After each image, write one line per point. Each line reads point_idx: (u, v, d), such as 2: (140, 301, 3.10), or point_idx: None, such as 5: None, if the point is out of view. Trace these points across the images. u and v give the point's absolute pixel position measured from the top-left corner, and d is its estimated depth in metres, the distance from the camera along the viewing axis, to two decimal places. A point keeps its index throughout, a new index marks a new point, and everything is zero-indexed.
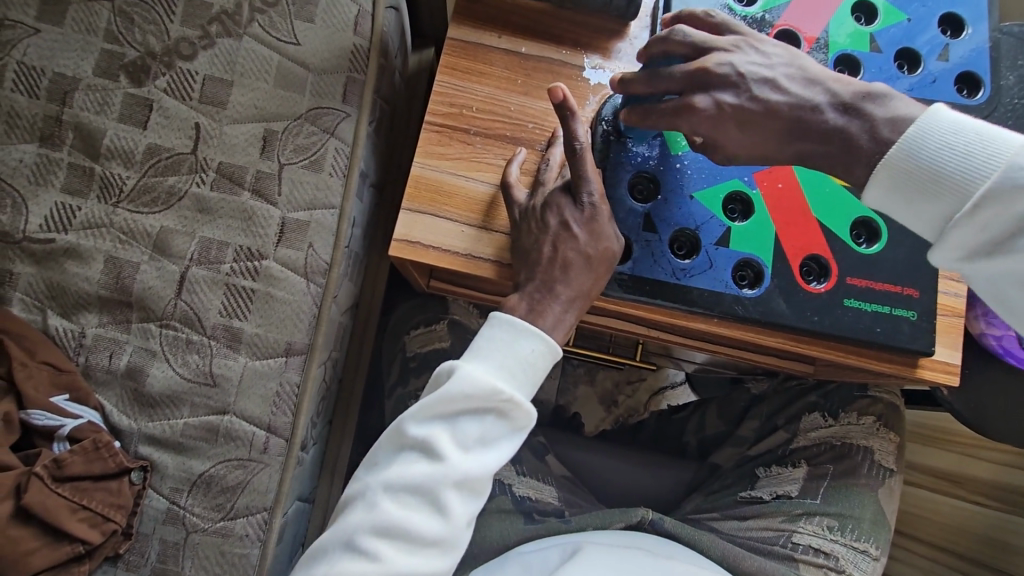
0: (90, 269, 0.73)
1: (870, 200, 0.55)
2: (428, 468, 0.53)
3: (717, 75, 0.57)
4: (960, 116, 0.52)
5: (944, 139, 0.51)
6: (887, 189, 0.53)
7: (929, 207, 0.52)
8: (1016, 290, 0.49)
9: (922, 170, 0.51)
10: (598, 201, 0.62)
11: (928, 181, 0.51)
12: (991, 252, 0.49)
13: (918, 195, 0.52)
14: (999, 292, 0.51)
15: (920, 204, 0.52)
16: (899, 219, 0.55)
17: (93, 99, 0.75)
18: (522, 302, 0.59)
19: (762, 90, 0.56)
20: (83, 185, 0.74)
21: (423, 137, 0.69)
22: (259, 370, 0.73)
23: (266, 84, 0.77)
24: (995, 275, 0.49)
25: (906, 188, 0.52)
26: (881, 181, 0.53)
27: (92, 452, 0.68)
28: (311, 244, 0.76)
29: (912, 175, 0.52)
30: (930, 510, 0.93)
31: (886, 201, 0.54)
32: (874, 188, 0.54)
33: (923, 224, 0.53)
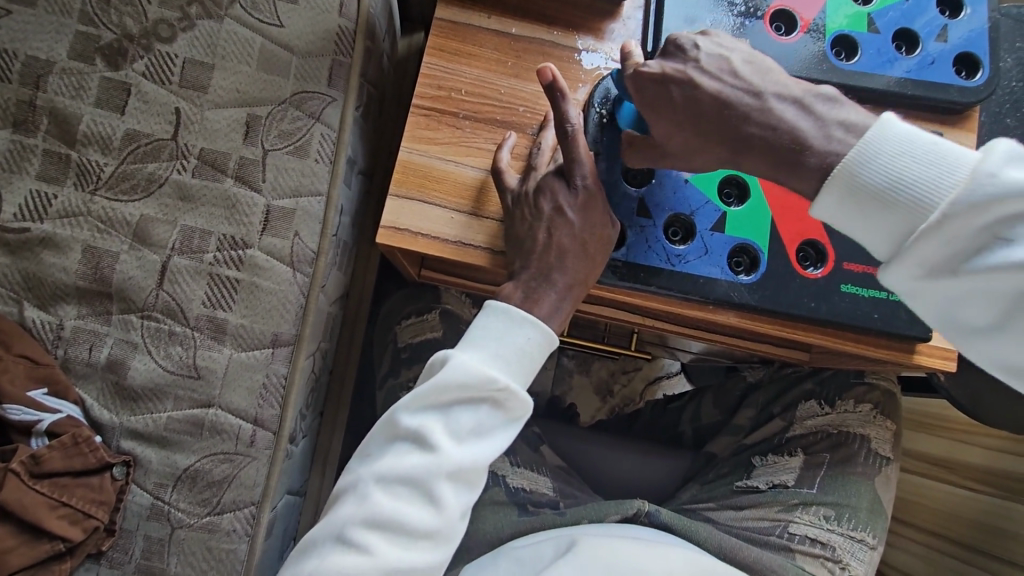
0: (68, 259, 0.70)
1: (824, 211, 0.52)
2: (422, 459, 0.52)
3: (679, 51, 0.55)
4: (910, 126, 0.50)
5: (897, 149, 0.49)
6: (841, 202, 0.51)
7: (883, 222, 0.49)
8: (972, 308, 0.47)
9: (876, 184, 0.49)
10: (592, 184, 0.60)
11: (882, 194, 0.49)
12: (947, 269, 0.46)
13: (873, 209, 0.49)
14: (952, 312, 0.49)
15: (873, 216, 0.49)
16: (851, 233, 0.52)
17: (68, 83, 0.72)
18: (517, 290, 0.57)
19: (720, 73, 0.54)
20: (59, 172, 0.71)
21: (412, 121, 0.67)
22: (245, 362, 0.72)
23: (248, 67, 0.74)
24: (949, 294, 0.47)
25: (859, 201, 0.50)
26: (834, 192, 0.51)
27: (71, 447, 0.66)
28: (296, 233, 0.74)
29: (866, 188, 0.49)
30: (925, 497, 0.93)
31: (836, 215, 0.52)
32: (831, 197, 0.51)
33: (875, 238, 0.50)
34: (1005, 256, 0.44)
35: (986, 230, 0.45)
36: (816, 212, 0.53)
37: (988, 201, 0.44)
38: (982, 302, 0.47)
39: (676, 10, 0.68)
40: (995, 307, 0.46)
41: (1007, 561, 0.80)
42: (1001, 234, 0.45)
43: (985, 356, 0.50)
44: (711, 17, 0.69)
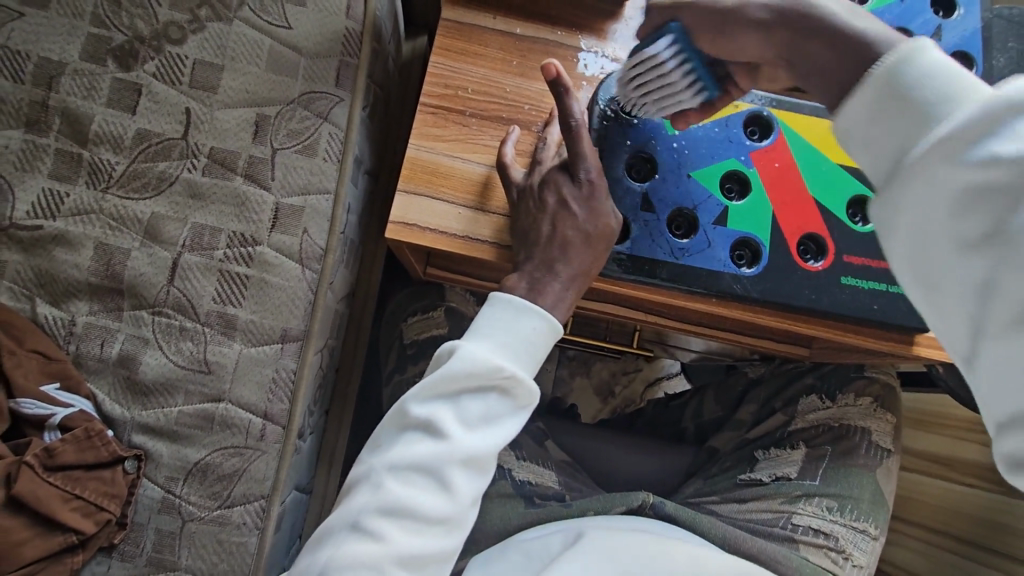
0: (80, 256, 0.72)
1: (844, 122, 0.48)
2: (432, 446, 0.53)
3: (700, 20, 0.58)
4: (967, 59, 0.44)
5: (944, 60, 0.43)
6: (864, 103, 0.46)
7: (896, 126, 0.44)
8: (962, 220, 0.39)
9: (906, 82, 0.43)
10: (597, 177, 0.61)
11: (904, 95, 0.43)
12: (942, 165, 0.40)
13: (891, 111, 0.44)
14: (936, 229, 0.41)
15: (888, 121, 0.44)
16: (861, 149, 0.47)
17: (80, 84, 0.73)
18: (523, 281, 0.59)
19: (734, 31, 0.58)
20: (71, 170, 0.72)
21: (419, 119, 0.68)
22: (255, 357, 0.73)
23: (257, 68, 0.76)
24: (938, 200, 0.40)
25: (879, 103, 0.45)
26: (864, 92, 0.46)
27: (84, 441, 0.67)
28: (305, 230, 0.75)
29: (895, 87, 0.44)
30: (929, 496, 0.93)
31: (858, 120, 0.46)
32: (853, 103, 0.47)
33: (882, 150, 0.45)
34: (999, 152, 0.37)
35: (990, 129, 0.38)
36: (839, 123, 0.48)
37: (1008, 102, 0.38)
38: (977, 211, 0.38)
39: None
40: (988, 219, 0.38)
41: (1013, 557, 0.80)
42: (1003, 132, 0.38)
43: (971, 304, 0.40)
44: None
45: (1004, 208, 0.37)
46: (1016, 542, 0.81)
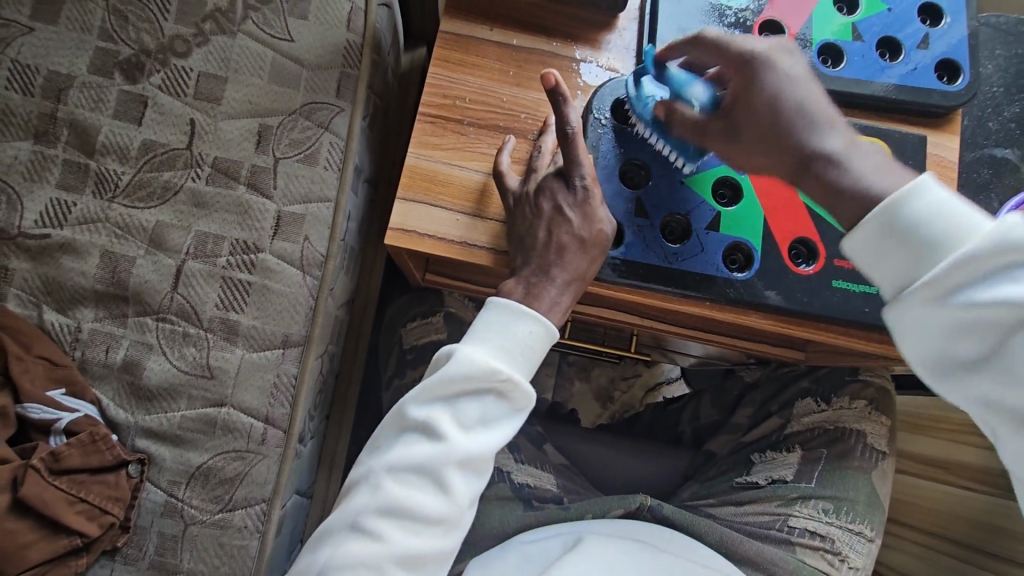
0: (86, 264, 0.73)
1: (850, 246, 0.53)
2: (430, 448, 0.54)
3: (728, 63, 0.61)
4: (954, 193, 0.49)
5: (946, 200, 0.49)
6: (871, 233, 0.51)
7: (905, 256, 0.49)
8: (963, 346, 0.46)
9: (913, 221, 0.49)
10: (590, 185, 0.63)
11: (911, 233, 0.49)
12: (945, 297, 0.46)
13: (897, 243, 0.50)
14: (941, 350, 0.48)
15: (899, 250, 0.50)
16: (871, 272, 0.53)
17: (87, 96, 0.75)
18: (518, 286, 0.60)
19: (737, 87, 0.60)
20: (79, 180, 0.74)
21: (418, 127, 0.70)
22: (257, 362, 0.74)
23: (260, 80, 0.78)
24: (946, 325, 0.46)
25: (887, 235, 0.50)
26: (869, 225, 0.51)
27: (88, 445, 0.68)
28: (306, 237, 0.77)
29: (902, 225, 0.49)
30: (930, 500, 0.93)
31: (864, 245, 0.52)
32: (857, 233, 0.52)
33: (889, 277, 0.51)
34: (993, 296, 0.44)
35: (996, 271, 0.44)
36: (847, 244, 0.53)
37: (992, 251, 0.44)
38: (976, 336, 0.46)
39: (669, 22, 0.73)
40: (988, 342, 0.45)
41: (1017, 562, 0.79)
42: (1008, 274, 0.44)
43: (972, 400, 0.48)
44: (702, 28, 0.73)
45: (999, 336, 0.45)
46: (1006, 544, 0.81)
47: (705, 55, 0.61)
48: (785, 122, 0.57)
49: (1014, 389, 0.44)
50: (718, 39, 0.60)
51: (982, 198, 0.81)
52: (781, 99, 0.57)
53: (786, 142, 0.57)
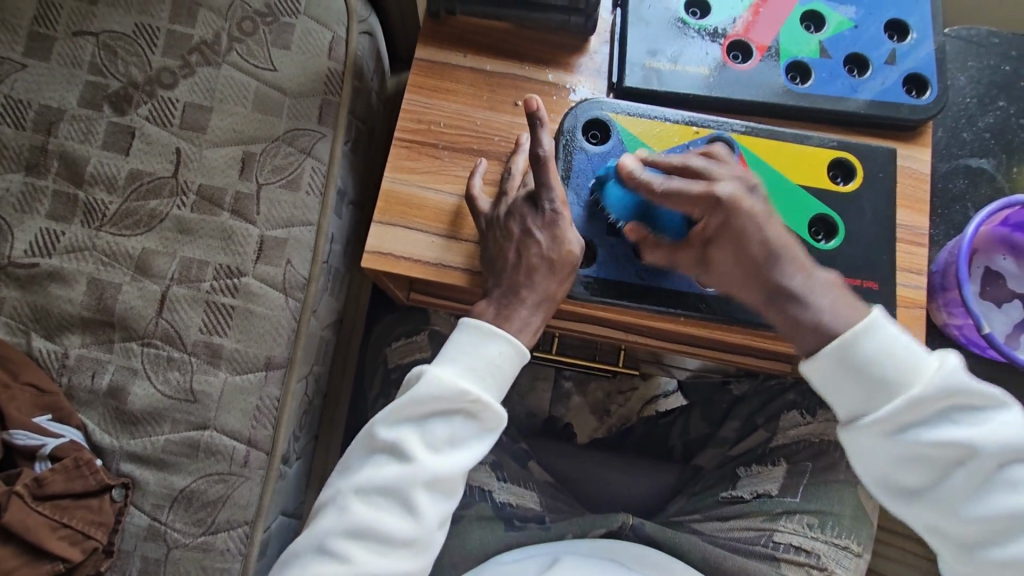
0: (74, 291, 0.75)
1: (809, 370, 0.59)
2: (398, 469, 0.54)
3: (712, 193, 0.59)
4: (893, 328, 0.57)
5: (898, 335, 0.57)
6: (828, 364, 0.58)
7: (859, 389, 0.57)
8: (906, 475, 0.57)
9: (868, 357, 0.56)
10: (560, 207, 0.64)
11: (866, 367, 0.56)
12: (894, 436, 0.56)
13: (855, 378, 0.57)
14: (892, 476, 0.58)
15: (854, 383, 0.57)
16: (827, 394, 0.59)
17: (77, 129, 0.78)
18: (490, 307, 0.61)
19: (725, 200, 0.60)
20: (67, 211, 0.76)
21: (394, 152, 0.71)
22: (239, 385, 0.75)
23: (244, 109, 0.80)
24: (895, 456, 0.57)
25: (846, 368, 0.57)
26: (831, 353, 0.57)
27: (72, 470, 0.69)
28: (288, 260, 0.78)
29: (857, 359, 0.57)
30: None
31: (824, 375, 0.58)
32: (818, 360, 0.58)
33: (848, 404, 0.58)
34: (951, 433, 0.55)
35: (940, 415, 0.56)
36: (804, 368, 0.59)
37: (944, 389, 0.55)
38: (923, 468, 0.57)
39: (637, 45, 0.75)
40: (925, 474, 0.57)
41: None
42: (950, 418, 0.56)
43: (915, 518, 0.59)
44: (670, 50, 0.75)
45: (934, 471, 0.57)
46: None
47: (671, 204, 0.61)
48: (755, 263, 0.61)
49: (946, 516, 0.57)
50: (677, 189, 0.59)
51: (954, 209, 0.82)
52: (751, 239, 0.60)
53: (756, 279, 0.61)
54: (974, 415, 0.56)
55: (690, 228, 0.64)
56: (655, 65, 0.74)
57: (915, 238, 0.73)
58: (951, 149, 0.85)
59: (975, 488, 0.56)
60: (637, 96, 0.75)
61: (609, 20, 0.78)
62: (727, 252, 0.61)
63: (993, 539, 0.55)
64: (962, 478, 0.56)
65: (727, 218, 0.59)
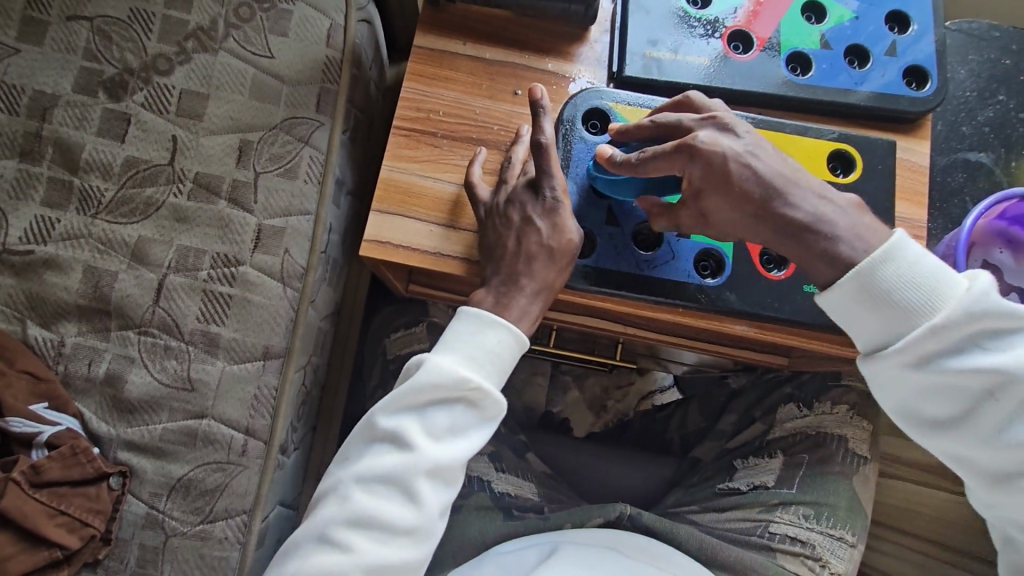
0: (70, 279, 0.74)
1: (827, 299, 0.60)
2: (399, 458, 0.54)
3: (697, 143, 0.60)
4: (919, 250, 0.58)
5: (916, 259, 0.58)
6: (847, 294, 0.59)
7: (878, 318, 0.59)
8: (930, 403, 0.60)
9: (885, 284, 0.58)
10: (561, 195, 0.64)
11: (884, 295, 0.58)
12: (920, 366, 0.58)
13: (873, 308, 0.58)
14: (916, 406, 0.61)
15: (872, 311, 0.59)
16: (846, 323, 0.61)
17: (72, 115, 0.77)
18: (489, 296, 0.61)
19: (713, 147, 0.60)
20: (62, 198, 0.76)
21: (393, 140, 0.71)
22: (237, 374, 0.75)
23: (241, 96, 0.79)
24: (919, 385, 0.59)
25: (863, 299, 0.59)
26: (847, 285, 0.59)
27: (69, 458, 0.69)
28: (286, 249, 0.78)
29: (874, 287, 0.58)
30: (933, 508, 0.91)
31: (839, 305, 0.60)
32: (839, 291, 0.59)
33: (871, 331, 0.59)
34: (978, 360, 0.57)
35: (967, 341, 0.57)
36: (822, 300, 0.61)
37: (972, 315, 0.56)
38: (947, 398, 0.59)
39: (638, 34, 0.74)
40: (951, 402, 0.59)
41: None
42: (977, 344, 0.57)
43: (934, 444, 0.63)
44: (670, 40, 0.75)
45: (960, 401, 0.59)
46: None
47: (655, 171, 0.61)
48: (758, 203, 0.60)
49: (970, 441, 0.60)
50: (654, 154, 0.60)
51: (953, 202, 0.83)
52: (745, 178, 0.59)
53: (764, 219, 0.60)
54: (1002, 340, 0.57)
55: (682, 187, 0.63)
56: (655, 55, 0.74)
57: (914, 231, 0.73)
58: (950, 143, 0.85)
59: (1005, 413, 0.58)
60: (637, 86, 0.74)
61: (609, 9, 0.78)
62: (721, 198, 0.60)
63: (1015, 461, 0.59)
64: (988, 404, 0.58)
65: (707, 163, 0.59)
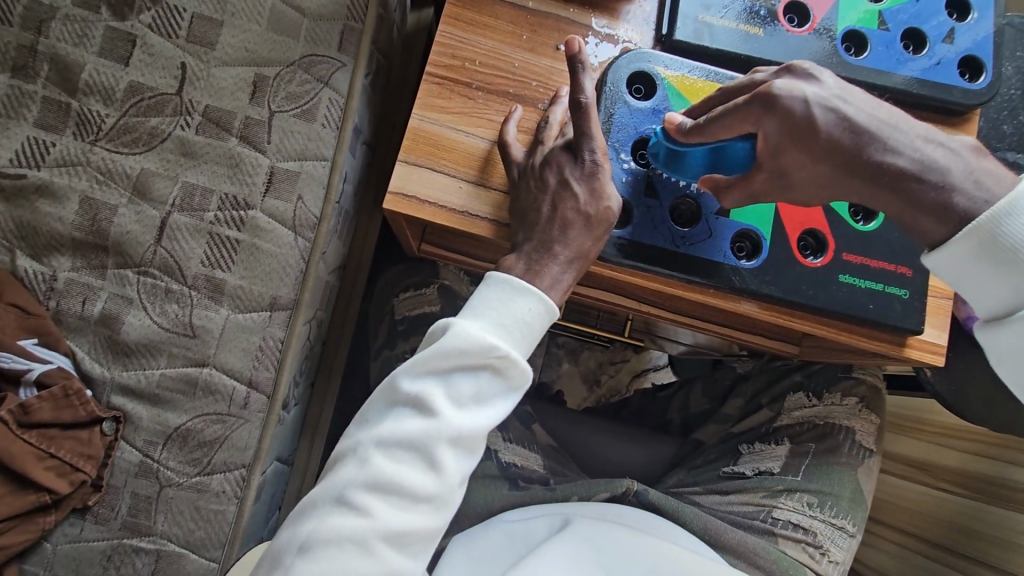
0: (64, 209, 0.69)
1: (936, 259, 0.55)
2: (422, 423, 0.52)
3: (784, 101, 0.54)
4: None
5: None
6: (962, 250, 0.53)
7: (1001, 280, 0.53)
8: None
9: (1012, 238, 0.52)
10: (601, 159, 0.60)
11: (1010, 251, 0.52)
12: None
13: (998, 264, 0.52)
14: None
15: (989, 270, 0.53)
16: (959, 283, 0.56)
17: (71, 30, 0.70)
18: (520, 261, 0.58)
19: (791, 95, 0.54)
20: (58, 120, 0.70)
21: (424, 88, 0.66)
22: (242, 324, 0.71)
23: (258, 26, 0.73)
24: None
25: (984, 255, 0.53)
26: (965, 242, 0.53)
27: (60, 400, 0.66)
28: (300, 196, 0.73)
29: (1001, 241, 0.52)
30: (911, 501, 0.92)
31: (951, 263, 0.55)
32: (951, 250, 0.54)
33: (992, 294, 0.54)
34: None
35: None
36: (931, 260, 0.56)
37: None
38: None
39: None
40: None
41: (995, 567, 0.78)
42: None
43: None
44: (724, 5, 0.70)
45: None
46: (998, 553, 0.79)
47: (724, 129, 0.57)
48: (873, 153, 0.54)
49: None
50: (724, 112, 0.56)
51: None
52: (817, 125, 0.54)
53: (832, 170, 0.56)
54: None
55: (669, 157, 0.62)
56: (707, 20, 0.70)
57: None
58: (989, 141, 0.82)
59: None
60: (685, 51, 0.70)
61: None
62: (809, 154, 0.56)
63: None
64: None
65: (786, 118, 0.54)
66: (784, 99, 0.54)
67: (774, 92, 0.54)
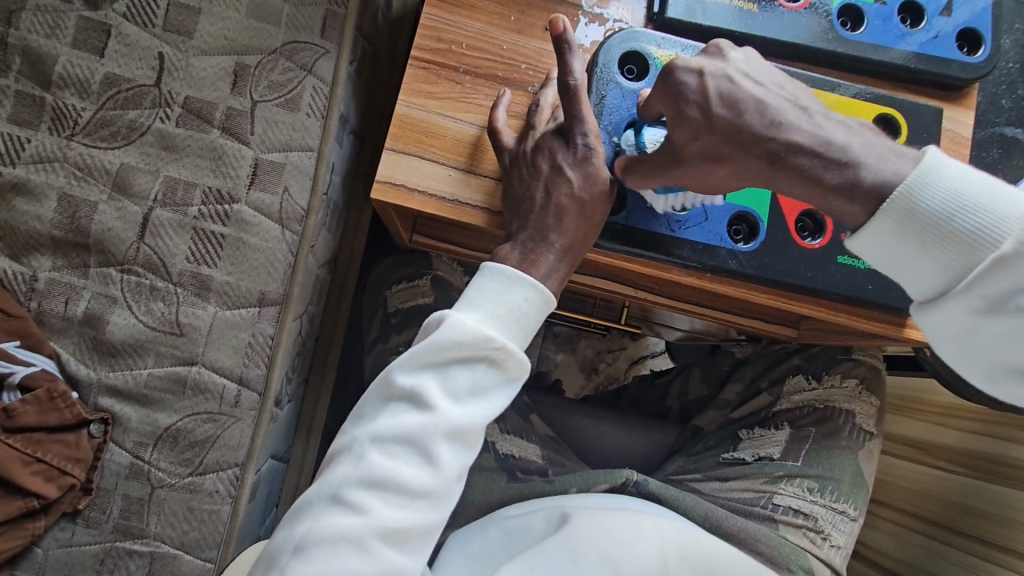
0: (42, 207, 0.67)
1: (858, 243, 0.53)
2: (418, 418, 0.51)
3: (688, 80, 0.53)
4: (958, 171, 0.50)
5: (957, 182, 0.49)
6: (881, 230, 0.51)
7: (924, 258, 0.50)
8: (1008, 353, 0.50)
9: (926, 213, 0.49)
10: (593, 143, 0.58)
11: (927, 226, 0.49)
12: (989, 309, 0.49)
13: (919, 242, 0.50)
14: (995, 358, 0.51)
15: (910, 251, 0.51)
16: (887, 264, 0.53)
17: (43, 21, 0.68)
18: (514, 250, 0.56)
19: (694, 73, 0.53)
20: (32, 115, 0.67)
21: (410, 74, 0.64)
22: (230, 320, 0.69)
23: (237, 13, 0.71)
24: (996, 330, 0.49)
25: (905, 233, 0.50)
26: (882, 221, 0.51)
27: (46, 402, 0.65)
28: (286, 188, 0.71)
29: (914, 216, 0.49)
30: (909, 480, 0.92)
31: (874, 246, 0.52)
32: (870, 233, 0.52)
33: (922, 275, 0.51)
34: None
35: None
36: (853, 243, 0.53)
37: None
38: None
39: None
40: None
41: (995, 544, 0.78)
42: None
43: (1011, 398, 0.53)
44: None
45: None
46: (995, 529, 0.79)
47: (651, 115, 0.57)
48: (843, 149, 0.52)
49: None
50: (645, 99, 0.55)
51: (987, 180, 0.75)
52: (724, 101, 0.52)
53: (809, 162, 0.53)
54: None
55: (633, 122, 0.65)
56: None
57: None
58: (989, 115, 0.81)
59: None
60: (678, 30, 0.68)
61: None
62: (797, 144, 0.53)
63: None
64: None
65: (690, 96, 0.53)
66: (684, 76, 0.53)
67: (679, 72, 0.53)
